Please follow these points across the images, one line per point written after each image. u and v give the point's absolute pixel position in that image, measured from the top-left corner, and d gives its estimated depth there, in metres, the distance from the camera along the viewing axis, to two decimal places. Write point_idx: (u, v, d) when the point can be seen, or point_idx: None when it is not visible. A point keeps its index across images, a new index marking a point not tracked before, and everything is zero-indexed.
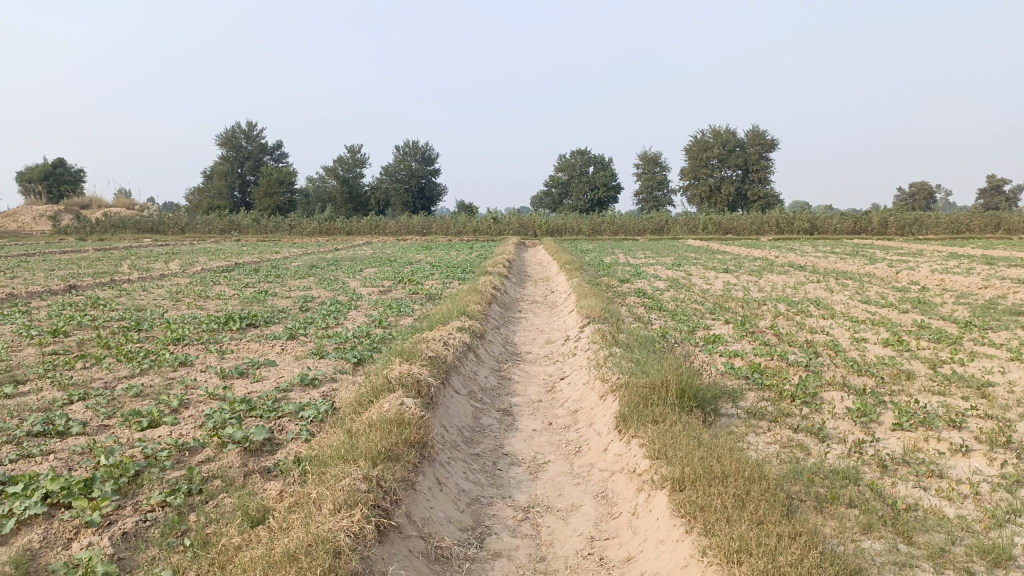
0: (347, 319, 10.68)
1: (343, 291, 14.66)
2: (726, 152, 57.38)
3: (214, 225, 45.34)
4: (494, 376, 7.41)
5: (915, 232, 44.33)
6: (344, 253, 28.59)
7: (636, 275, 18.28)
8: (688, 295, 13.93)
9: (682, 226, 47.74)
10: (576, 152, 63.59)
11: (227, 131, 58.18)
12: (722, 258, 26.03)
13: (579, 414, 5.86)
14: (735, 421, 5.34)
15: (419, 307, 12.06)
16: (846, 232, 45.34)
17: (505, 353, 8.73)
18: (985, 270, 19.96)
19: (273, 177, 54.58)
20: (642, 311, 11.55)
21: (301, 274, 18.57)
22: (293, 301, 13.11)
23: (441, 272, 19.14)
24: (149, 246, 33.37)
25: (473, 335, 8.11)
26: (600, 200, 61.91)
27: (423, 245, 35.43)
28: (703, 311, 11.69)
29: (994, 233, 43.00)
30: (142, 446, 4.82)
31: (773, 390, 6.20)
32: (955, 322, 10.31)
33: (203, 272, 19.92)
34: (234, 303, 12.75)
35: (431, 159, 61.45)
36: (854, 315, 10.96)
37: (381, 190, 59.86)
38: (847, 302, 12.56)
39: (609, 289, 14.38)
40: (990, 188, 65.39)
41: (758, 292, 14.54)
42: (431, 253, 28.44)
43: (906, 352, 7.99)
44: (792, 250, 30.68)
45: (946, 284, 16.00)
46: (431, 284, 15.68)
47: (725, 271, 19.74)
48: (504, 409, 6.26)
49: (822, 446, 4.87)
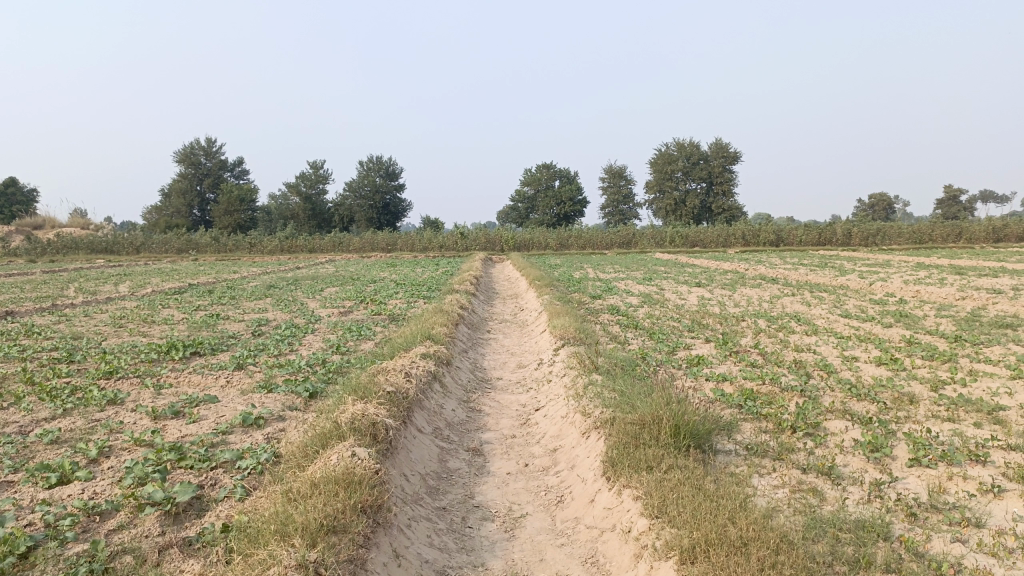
0: (304, 345, 9.92)
1: (301, 313, 13.85)
2: (690, 166, 57.55)
3: (171, 245, 44.00)
4: (463, 408, 6.72)
5: (878, 242, 44.67)
6: (305, 272, 27.73)
7: (608, 290, 17.77)
8: (664, 312, 13.37)
9: (649, 240, 47.54)
10: (541, 166, 63.24)
11: (184, 148, 56.78)
12: (692, 272, 25.71)
13: (558, 455, 5.19)
14: (735, 461, 4.73)
15: (382, 329, 11.32)
16: (811, 244, 45.51)
17: (473, 381, 8.04)
18: (956, 280, 19.78)
19: (233, 194, 53.36)
20: (617, 330, 10.98)
21: (257, 295, 17.69)
22: (246, 325, 12.29)
23: (405, 290, 18.41)
24: (101, 268, 32.05)
25: (438, 363, 7.41)
26: (566, 214, 61.62)
27: (387, 262, 34.62)
28: (680, 328, 11.13)
29: (956, 241, 43.49)
30: (43, 510, 4.03)
31: (772, 421, 5.61)
32: (943, 336, 9.88)
33: (154, 294, 18.93)
34: (182, 328, 11.88)
35: (395, 174, 60.69)
36: (838, 330, 10.49)
37: (345, 206, 58.81)
38: (827, 316, 12.11)
39: (581, 306, 13.81)
40: (947, 198, 66.52)
41: (734, 307, 14.06)
42: (396, 270, 27.63)
43: (903, 372, 7.48)
44: (761, 262, 30.46)
45: (921, 295, 15.70)
46: (395, 304, 14.95)
47: (697, 285, 19.29)
48: (473, 448, 5.57)
49: (837, 490, 4.27)
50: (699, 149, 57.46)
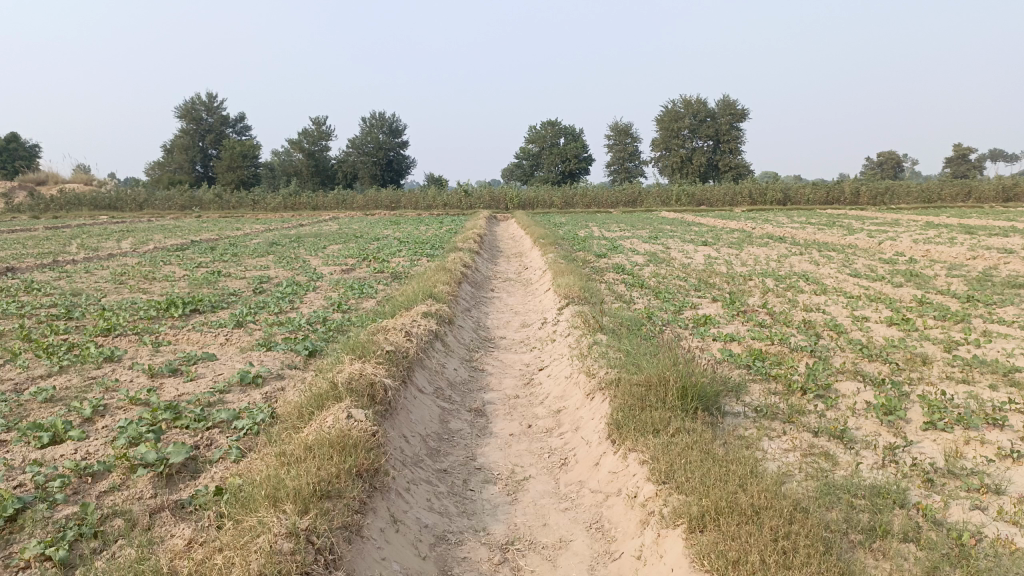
0: (304, 302, 9.79)
1: (302, 270, 13.69)
2: (697, 123, 56.76)
3: (173, 201, 43.70)
4: (465, 368, 6.60)
5: (886, 201, 44.20)
6: (308, 229, 27.50)
7: (612, 248, 17.56)
8: (670, 270, 13.18)
9: (655, 198, 47.09)
10: (546, 123, 62.43)
11: (186, 104, 56.12)
12: (698, 230, 25.44)
13: (563, 416, 5.07)
14: (743, 424, 4.60)
15: (384, 287, 11.17)
16: (818, 202, 45.06)
17: (476, 340, 7.90)
18: (966, 239, 19.51)
19: (236, 150, 52.85)
20: (622, 289, 10.82)
21: (259, 252, 17.53)
22: (246, 282, 12.14)
23: (408, 248, 18.23)
24: (103, 225, 31.85)
25: (440, 322, 7.26)
26: (571, 172, 61.04)
27: (390, 220, 34.33)
28: (687, 288, 10.95)
29: (965, 201, 42.99)
30: (34, 470, 3.91)
31: (781, 383, 5.47)
32: (954, 296, 9.69)
33: (156, 250, 18.75)
34: (182, 286, 11.74)
35: (398, 131, 60.01)
36: (847, 290, 10.31)
37: (348, 162, 58.28)
38: (836, 276, 11.91)
39: (586, 265, 13.63)
40: (956, 156, 65.71)
41: (741, 265, 13.87)
42: (399, 228, 27.40)
43: (915, 333, 7.31)
44: (767, 221, 30.13)
45: (931, 254, 15.46)
46: (397, 262, 14.78)
47: (703, 244, 19.06)
48: (475, 409, 5.44)
49: (850, 455, 4.14)
50: (707, 106, 56.60)
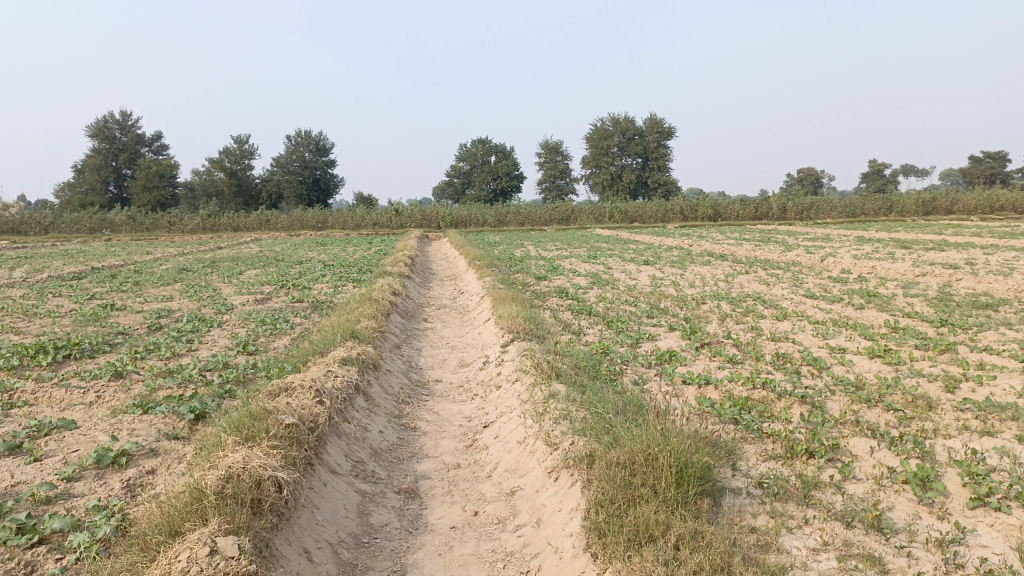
0: (206, 341, 8.43)
1: (211, 301, 12.25)
2: (626, 140, 56.85)
3: (83, 224, 40.82)
4: (392, 428, 5.41)
5: (812, 217, 44.88)
6: (225, 253, 25.75)
7: (552, 270, 16.64)
8: (616, 294, 12.24)
9: (588, 215, 46.70)
10: (477, 141, 61.67)
11: (98, 121, 53.08)
12: (635, 248, 24.87)
13: (518, 501, 3.96)
14: (752, 509, 3.58)
15: (301, 320, 9.87)
16: (748, 218, 45.45)
17: (407, 388, 6.69)
18: (905, 255, 19.29)
19: (152, 170, 50.19)
20: (569, 318, 9.83)
21: (165, 280, 15.88)
22: (144, 317, 10.65)
23: (332, 272, 16.84)
24: (1, 251, 29.16)
25: (362, 369, 6.05)
26: (503, 189, 60.30)
27: (315, 241, 32.72)
28: (638, 314, 9.99)
29: (887, 215, 43.90)
30: None
31: (782, 444, 4.47)
32: (924, 319, 9.02)
33: (47, 280, 16.85)
34: (65, 323, 10.17)
35: (326, 149, 58.33)
36: (810, 315, 9.54)
37: (273, 182, 56.09)
38: (792, 298, 11.20)
39: (526, 289, 12.62)
40: (873, 172, 67.89)
41: (689, 287, 13.05)
42: (325, 250, 25.87)
43: (905, 368, 6.49)
44: (703, 238, 29.80)
45: (878, 272, 15.04)
46: (320, 289, 13.46)
47: (645, 263, 18.30)
48: (405, 490, 4.27)
49: (900, 557, 3.16)
50: (635, 124, 56.78)
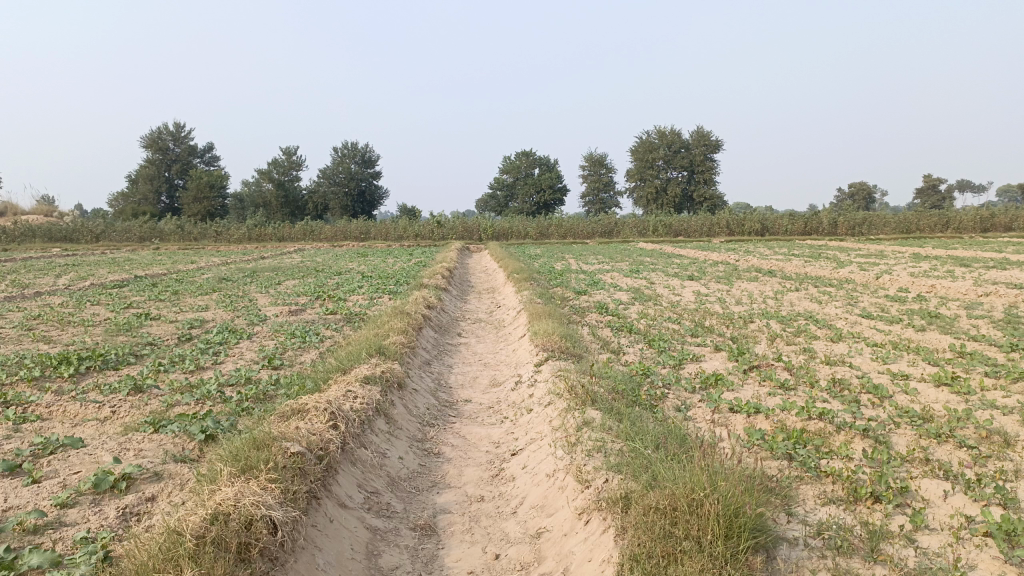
0: (232, 354, 8.20)
1: (245, 312, 12.09)
2: (671, 153, 56.09)
3: (133, 233, 41.54)
4: (414, 454, 5.04)
5: (864, 232, 43.58)
6: (267, 263, 25.84)
7: (593, 284, 16.19)
8: (659, 311, 11.74)
9: (632, 229, 46.06)
10: (521, 154, 61.53)
11: (151, 133, 54.29)
12: (679, 262, 24.27)
13: (544, 545, 3.56)
14: (811, 565, 3.12)
15: (332, 333, 9.61)
16: (796, 233, 44.32)
17: (434, 408, 6.32)
18: (965, 273, 18.35)
19: (202, 181, 51.06)
20: (608, 335, 9.38)
21: (203, 290, 15.84)
22: (176, 328, 10.50)
23: (370, 284, 16.64)
24: (53, 258, 29.76)
25: (385, 389, 5.71)
26: (546, 202, 59.99)
27: (357, 252, 32.76)
28: (682, 333, 9.49)
29: (943, 231, 42.34)
30: None
31: (843, 486, 3.99)
32: (993, 343, 8.35)
33: (90, 288, 16.94)
34: (98, 333, 10.06)
35: (371, 161, 58.76)
36: (867, 336, 8.93)
37: (318, 193, 56.65)
38: (846, 318, 10.58)
39: (565, 305, 12.20)
40: (927, 187, 65.94)
41: (736, 304, 12.48)
42: (366, 261, 25.79)
43: (978, 398, 5.90)
44: (750, 253, 29.01)
45: (938, 290, 14.25)
46: (356, 301, 13.23)
47: (689, 279, 17.73)
48: (421, 526, 3.89)
49: None
50: (681, 137, 56.03)
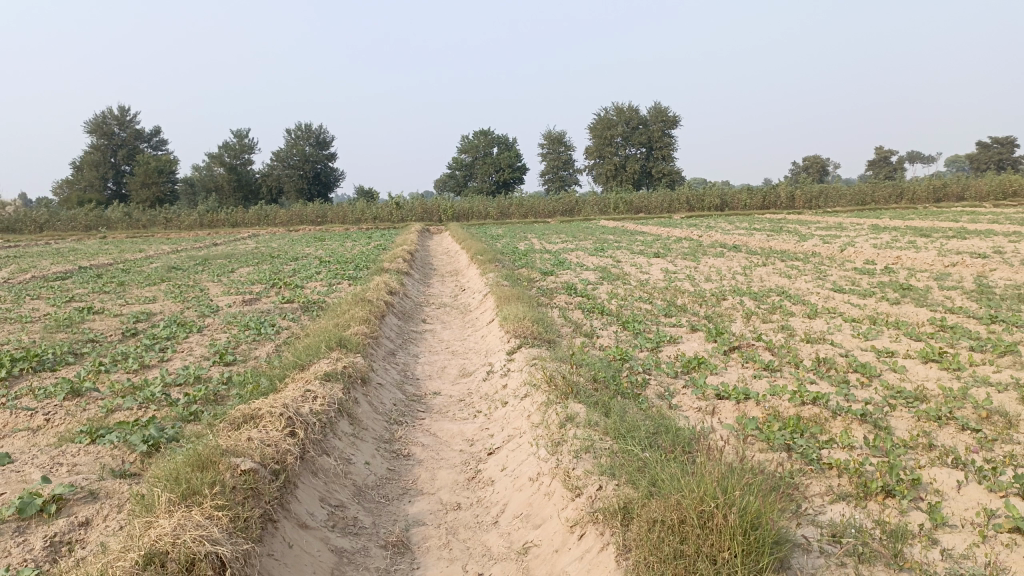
0: (182, 350, 7.64)
1: (196, 303, 11.46)
2: (629, 130, 55.89)
3: (78, 222, 39.92)
4: (380, 457, 4.61)
5: (821, 205, 43.98)
6: (221, 250, 24.96)
7: (558, 263, 15.85)
8: (628, 291, 11.41)
9: (592, 206, 45.87)
10: (479, 133, 60.80)
11: (95, 118, 52.22)
12: (643, 239, 24.05)
13: (532, 561, 3.19)
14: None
15: (289, 324, 9.08)
16: (755, 208, 44.54)
17: (401, 404, 5.90)
18: (926, 244, 18.37)
19: (151, 166, 49.38)
20: (580, 318, 9.04)
21: (151, 281, 15.09)
22: (122, 322, 9.87)
23: (328, 270, 16.05)
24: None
25: (348, 385, 5.26)
26: (506, 181, 59.44)
27: (314, 236, 31.90)
28: (655, 313, 9.19)
29: (897, 203, 42.89)
30: None
31: (851, 480, 3.69)
32: (970, 314, 8.19)
33: (30, 282, 16.05)
34: (35, 331, 9.38)
35: (326, 143, 57.51)
36: (843, 312, 8.72)
37: (273, 176, 55.26)
38: (819, 293, 10.38)
39: (532, 286, 11.83)
40: (878, 160, 66.96)
41: (706, 281, 12.21)
42: (324, 246, 25.05)
43: (969, 375, 5.67)
44: (712, 228, 28.95)
45: (904, 262, 14.19)
46: (314, 288, 12.68)
47: (655, 256, 17.46)
48: (392, 543, 3.48)
49: None
50: (638, 113, 55.82)
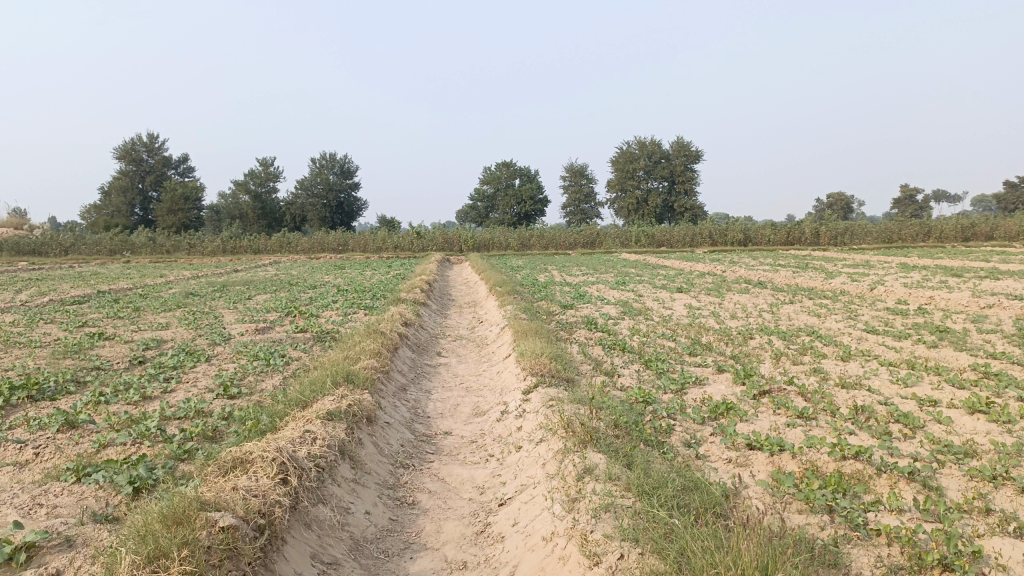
0: (187, 381, 7.36)
1: (209, 331, 11.24)
2: (652, 164, 55.75)
3: (103, 246, 40.22)
4: (382, 506, 4.27)
5: (846, 242, 43.39)
6: (240, 276, 24.88)
7: (578, 297, 15.51)
8: (651, 327, 11.03)
9: (613, 240, 45.60)
10: (501, 164, 60.99)
11: (124, 144, 52.98)
12: (664, 274, 23.69)
13: None
14: None
15: (300, 355, 8.80)
16: (779, 244, 44.01)
17: (408, 444, 5.57)
18: (959, 284, 17.85)
19: (177, 192, 49.89)
20: (601, 355, 8.68)
21: (167, 307, 14.94)
22: (132, 349, 9.64)
23: (345, 299, 15.82)
24: (17, 273, 28.48)
25: (352, 425, 4.95)
26: (527, 213, 59.39)
27: (333, 264, 31.87)
28: (679, 351, 8.81)
29: (925, 241, 42.19)
30: None
31: (904, 550, 3.30)
32: (1014, 360, 7.75)
33: (47, 305, 15.96)
34: (43, 356, 9.18)
35: (350, 172, 57.91)
36: (878, 354, 8.30)
37: (296, 204, 55.63)
38: (850, 333, 9.94)
39: (552, 321, 11.50)
40: (904, 198, 66.22)
41: (731, 319, 11.81)
42: (342, 274, 24.92)
43: (1020, 429, 5.25)
44: (735, 264, 28.51)
45: (937, 303, 13.71)
46: (329, 318, 12.43)
47: (677, 291, 17.08)
48: None
49: None
50: (661, 147, 55.71)
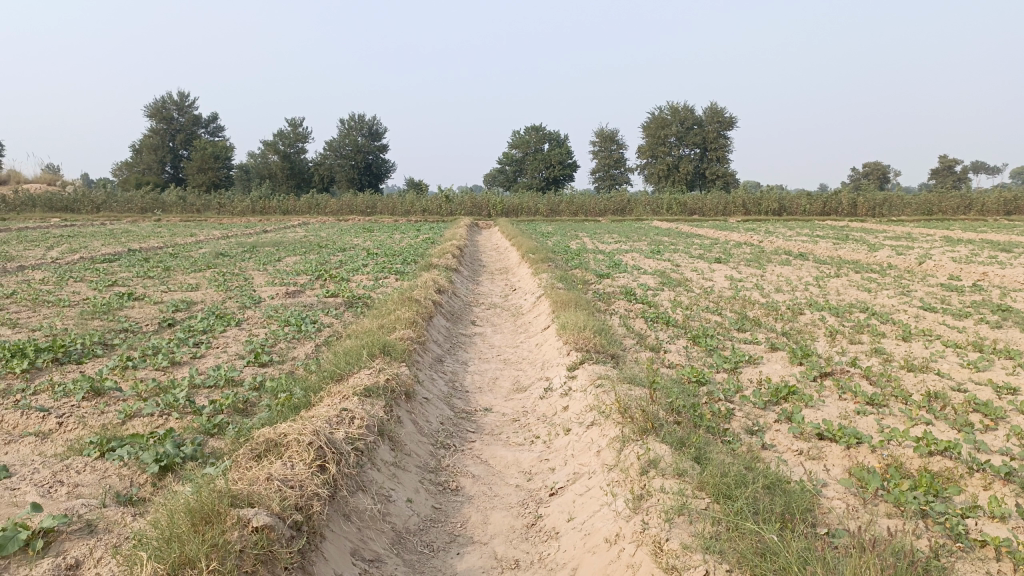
0: (217, 346, 7.10)
1: (239, 293, 10.98)
2: (684, 130, 54.48)
3: (134, 203, 40.28)
4: (423, 493, 3.94)
5: (884, 213, 42.19)
6: (268, 237, 24.66)
7: (614, 266, 15.04)
8: (693, 299, 10.58)
9: (644, 207, 44.80)
10: (531, 128, 60.04)
11: (155, 102, 52.82)
12: (699, 243, 23.08)
13: None
14: None
15: (331, 322, 8.50)
16: (815, 213, 42.91)
17: (448, 422, 5.24)
18: (1010, 259, 17.10)
19: (207, 151, 49.77)
20: (644, 328, 8.28)
21: (196, 267, 14.72)
22: (161, 310, 9.41)
23: (375, 262, 15.48)
24: (50, 230, 28.52)
25: (391, 402, 4.62)
26: (556, 178, 58.52)
27: (362, 226, 31.52)
28: (727, 326, 8.38)
29: (966, 213, 40.90)
30: None
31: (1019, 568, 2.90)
32: None
33: (77, 263, 15.81)
34: (71, 317, 8.97)
35: (379, 134, 57.38)
36: (941, 335, 7.80)
37: (325, 165, 55.31)
38: (906, 311, 9.42)
39: (589, 290, 11.09)
40: (943, 169, 64.33)
41: (777, 292, 11.30)
42: (371, 237, 24.62)
43: None
44: (771, 234, 27.75)
45: (992, 279, 13.06)
46: (360, 282, 12.11)
47: (716, 261, 16.53)
48: None
49: None
50: (695, 113, 54.39)
